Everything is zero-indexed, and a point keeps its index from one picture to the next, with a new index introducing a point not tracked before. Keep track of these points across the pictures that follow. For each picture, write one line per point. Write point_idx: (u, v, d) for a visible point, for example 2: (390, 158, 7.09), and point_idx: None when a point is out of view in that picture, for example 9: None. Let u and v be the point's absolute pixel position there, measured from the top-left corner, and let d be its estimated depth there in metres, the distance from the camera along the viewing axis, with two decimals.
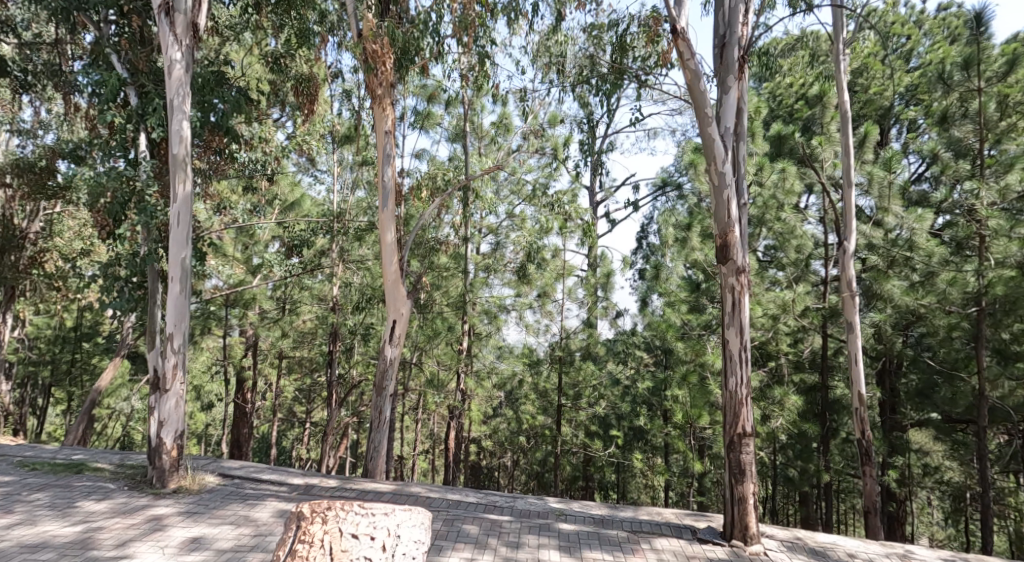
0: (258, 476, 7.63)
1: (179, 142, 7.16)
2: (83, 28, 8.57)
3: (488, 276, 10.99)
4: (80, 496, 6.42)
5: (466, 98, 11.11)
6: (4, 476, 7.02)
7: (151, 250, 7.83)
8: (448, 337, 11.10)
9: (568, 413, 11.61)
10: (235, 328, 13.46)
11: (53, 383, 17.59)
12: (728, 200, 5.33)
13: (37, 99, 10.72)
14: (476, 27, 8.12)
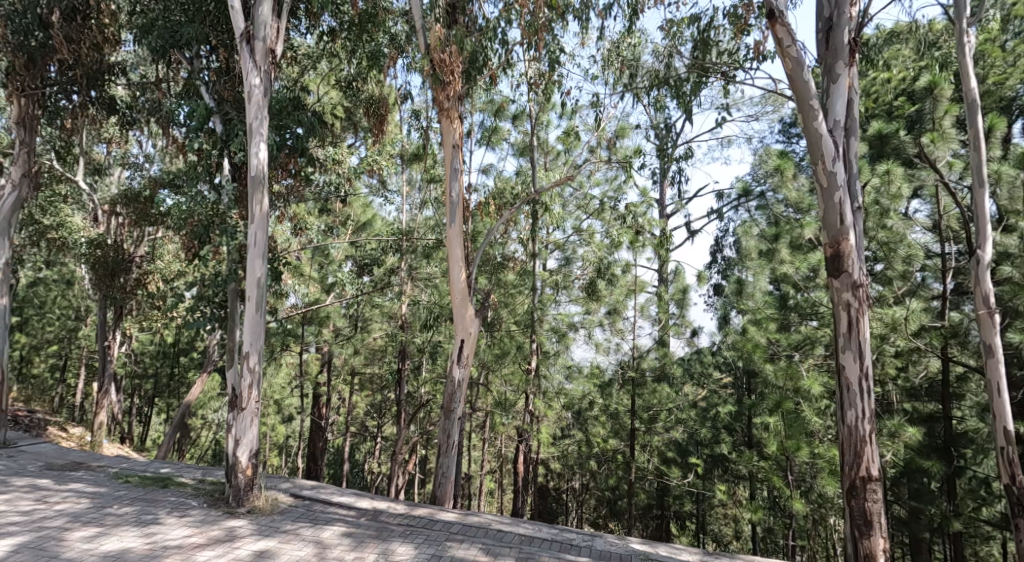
0: (328, 497, 7.45)
1: (257, 164, 7.33)
2: (179, 65, 9.07)
3: (556, 292, 10.57)
4: (164, 512, 6.70)
5: (533, 111, 10.77)
6: (98, 487, 7.36)
7: (231, 270, 8.18)
8: (517, 356, 10.64)
9: (642, 437, 10.72)
10: (312, 346, 13.67)
11: (152, 397, 18.45)
12: (839, 202, 5.10)
13: (144, 133, 10.96)
14: (546, 30, 7.90)
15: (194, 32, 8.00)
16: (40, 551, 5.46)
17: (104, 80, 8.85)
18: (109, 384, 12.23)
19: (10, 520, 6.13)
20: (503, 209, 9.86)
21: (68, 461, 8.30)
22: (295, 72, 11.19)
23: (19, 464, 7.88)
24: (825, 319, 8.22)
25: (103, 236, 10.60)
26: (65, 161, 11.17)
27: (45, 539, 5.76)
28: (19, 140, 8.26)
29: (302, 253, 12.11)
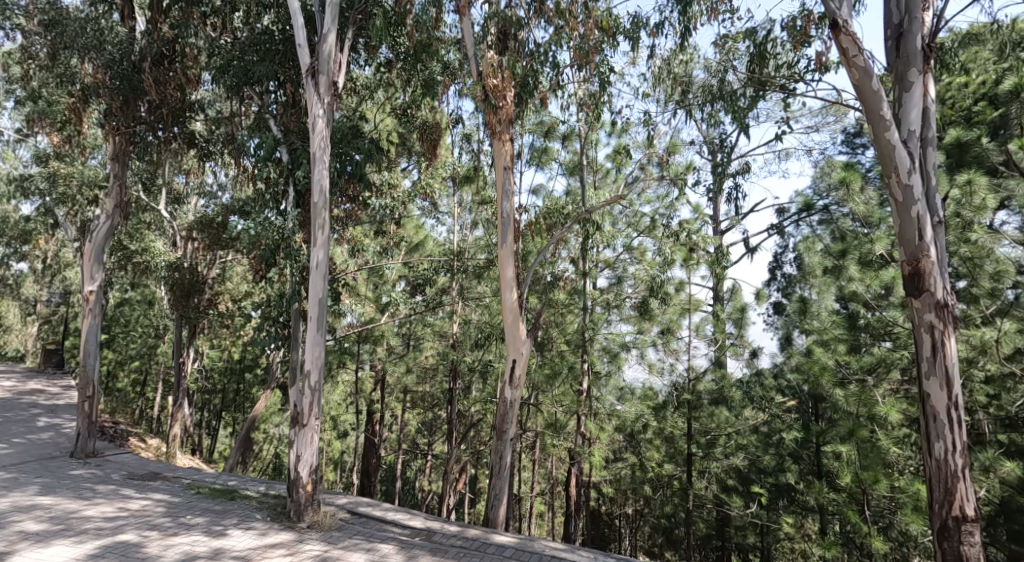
0: (383, 515, 7.77)
1: (319, 191, 7.83)
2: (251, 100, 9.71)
3: (607, 312, 10.48)
4: (231, 524, 7.11)
5: (582, 131, 10.97)
6: (172, 497, 7.86)
7: (295, 291, 8.72)
8: (569, 377, 10.74)
9: (699, 462, 10.78)
10: (367, 363, 14.13)
11: (220, 410, 19.39)
12: (916, 216, 5.26)
13: (218, 164, 11.66)
14: (596, 54, 8.15)
15: (265, 70, 8.63)
16: (121, 556, 5.92)
17: (184, 116, 9.52)
18: (182, 399, 12.97)
19: (95, 525, 6.63)
20: (553, 229, 9.79)
21: (148, 471, 8.88)
22: (353, 101, 11.76)
23: (105, 473, 8.50)
24: (898, 340, 8.00)
25: (179, 260, 11.36)
26: (150, 191, 12.13)
27: (128, 544, 6.22)
28: (113, 173, 9.05)
29: (358, 273, 12.61)
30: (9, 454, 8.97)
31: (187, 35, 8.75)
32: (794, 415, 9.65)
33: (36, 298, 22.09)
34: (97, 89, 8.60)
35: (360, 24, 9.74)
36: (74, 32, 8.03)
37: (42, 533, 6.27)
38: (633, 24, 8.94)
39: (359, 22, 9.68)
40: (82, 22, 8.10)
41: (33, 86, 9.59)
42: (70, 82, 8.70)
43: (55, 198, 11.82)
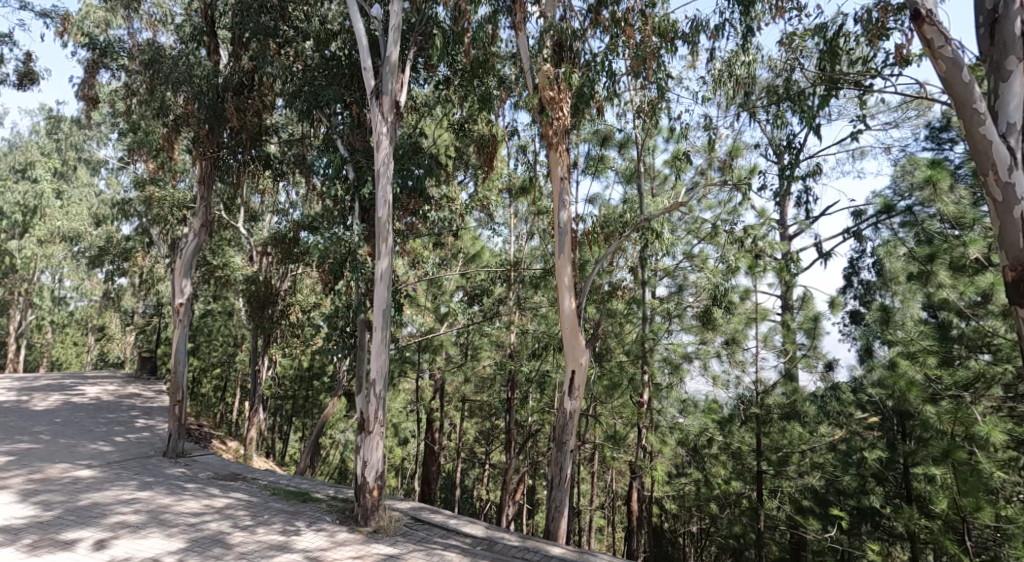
0: (445, 522, 8.06)
1: (383, 205, 8.28)
2: (319, 122, 10.28)
3: (667, 321, 10.57)
4: (304, 525, 7.56)
5: (639, 137, 10.85)
6: (251, 497, 8.40)
7: (360, 302, 9.20)
8: (630, 389, 10.54)
9: (771, 481, 10.33)
10: (426, 372, 14.64)
11: (290, 416, 20.32)
12: (1018, 218, 4.74)
13: (289, 182, 12.39)
14: (654, 59, 8.22)
15: (334, 93, 9.17)
16: (206, 551, 6.38)
17: (260, 140, 10.20)
18: (258, 405, 13.73)
19: (185, 519, 7.21)
20: (611, 238, 9.90)
21: (229, 472, 9.51)
22: (413, 119, 12.29)
23: (193, 472, 9.21)
24: (1000, 354, 7.36)
25: (255, 273, 12.40)
26: (231, 210, 13.01)
27: (214, 538, 6.75)
28: (199, 195, 9.79)
29: (419, 285, 13.08)
30: (111, 453, 9.83)
31: (266, 66, 9.52)
32: (877, 433, 9.42)
33: (130, 309, 23.94)
34: (187, 118, 9.45)
35: (421, 44, 10.21)
36: (166, 68, 8.99)
37: (140, 524, 6.87)
38: (691, 29, 9.00)
39: (420, 44, 10.15)
40: (176, 60, 9.09)
41: (131, 118, 10.55)
42: (164, 114, 9.55)
43: (149, 218, 13.19)
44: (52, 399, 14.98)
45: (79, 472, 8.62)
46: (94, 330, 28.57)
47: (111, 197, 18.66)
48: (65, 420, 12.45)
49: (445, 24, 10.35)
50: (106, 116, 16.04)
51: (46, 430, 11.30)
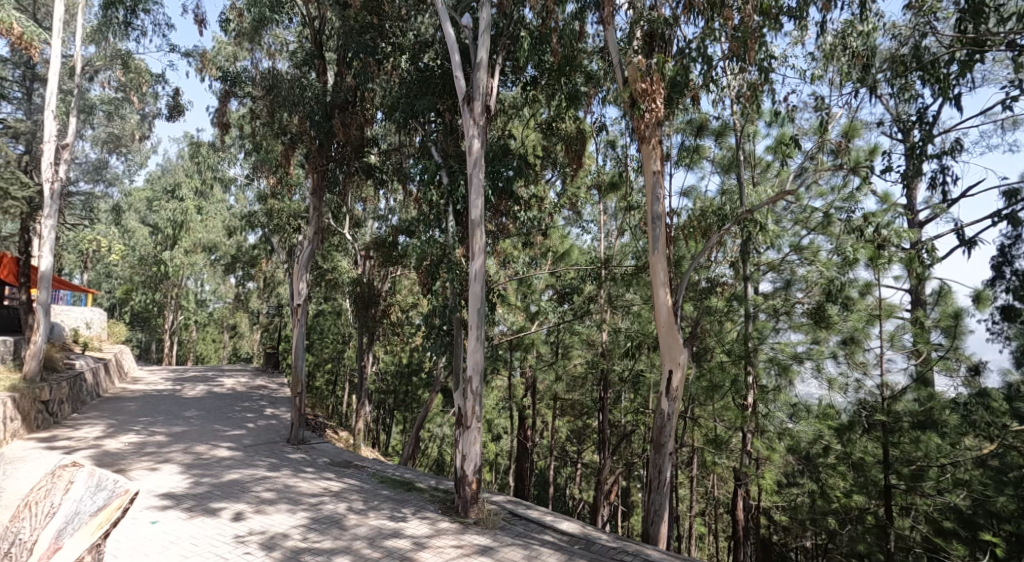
0: (542, 518, 8.31)
1: (475, 208, 8.67)
2: (415, 132, 10.83)
3: (773, 319, 9.77)
4: (410, 512, 8.06)
5: (737, 123, 9.89)
6: (362, 484, 9.03)
7: (456, 303, 9.74)
8: (732, 391, 10.07)
9: (902, 497, 8.82)
10: (517, 369, 15.13)
11: (394, 411, 21.34)
12: None
13: (389, 190, 13.15)
14: (756, 41, 8.02)
15: (428, 103, 9.71)
16: (325, 530, 7.02)
17: (360, 152, 10.90)
18: (364, 400, 14.56)
19: (312, 496, 8.10)
20: (708, 231, 9.49)
21: (343, 459, 10.28)
22: (501, 122, 12.65)
23: (313, 458, 10.08)
24: None
25: (360, 275, 13.14)
26: (338, 218, 13.99)
27: (333, 518, 7.43)
28: (312, 205, 10.61)
29: (509, 285, 13.50)
30: (246, 439, 11.01)
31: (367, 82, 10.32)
32: None
33: (257, 311, 26.22)
34: (302, 135, 10.36)
35: (508, 47, 10.55)
36: (289, 93, 10.03)
37: (271, 502, 7.70)
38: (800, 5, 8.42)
39: (508, 47, 10.49)
40: (293, 84, 10.16)
41: (256, 138, 11.72)
42: (283, 134, 10.53)
43: (271, 227, 14.49)
44: (198, 388, 16.91)
45: (221, 454, 9.77)
46: (230, 330, 31.50)
47: (240, 209, 20.59)
48: (208, 407, 14.03)
49: (531, 26, 10.57)
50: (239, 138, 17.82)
51: (195, 415, 12.84)
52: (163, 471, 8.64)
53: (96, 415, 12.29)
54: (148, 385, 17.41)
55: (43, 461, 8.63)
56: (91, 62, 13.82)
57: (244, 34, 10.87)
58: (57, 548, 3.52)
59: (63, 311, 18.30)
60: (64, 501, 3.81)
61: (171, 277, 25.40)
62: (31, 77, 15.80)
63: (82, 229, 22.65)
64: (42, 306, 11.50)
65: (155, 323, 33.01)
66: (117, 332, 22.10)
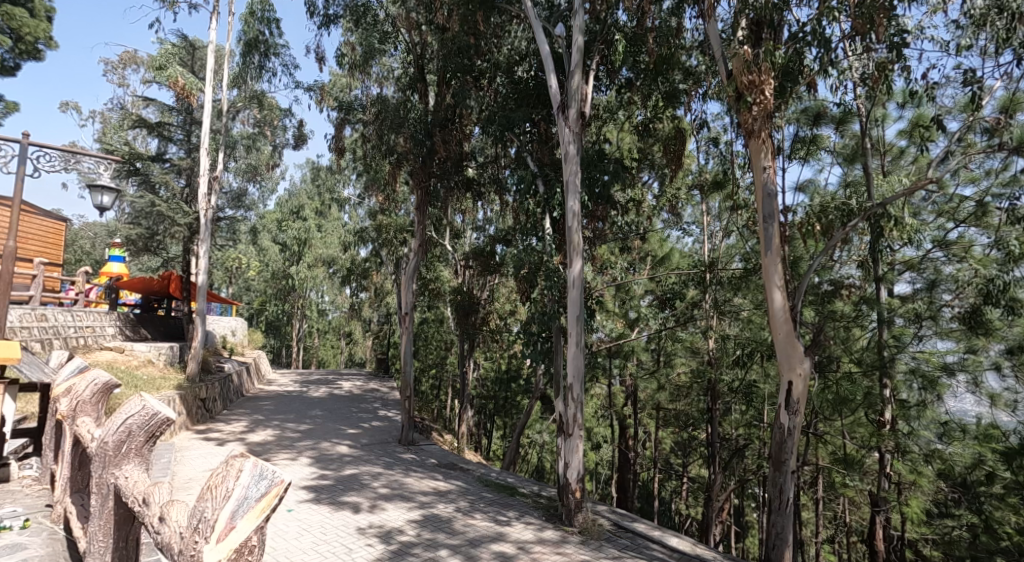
0: (648, 532, 7.81)
1: (571, 216, 8.35)
2: (509, 143, 10.65)
3: (915, 325, 8.61)
4: (513, 517, 7.87)
5: (862, 108, 9.01)
6: (466, 487, 8.93)
7: (554, 310, 9.39)
8: (868, 406, 8.85)
9: None
10: (618, 377, 14.69)
11: (495, 417, 21.35)
12: None
13: (486, 201, 13.16)
14: (884, 21, 7.18)
15: (523, 114, 9.49)
16: (437, 530, 7.13)
17: (459, 167, 10.99)
18: (466, 407, 14.55)
19: (425, 496, 8.25)
20: (830, 229, 8.32)
21: (450, 461, 10.30)
22: (594, 127, 12.29)
23: (422, 458, 10.23)
24: None
25: (460, 285, 13.11)
26: (439, 230, 14.23)
27: (439, 520, 7.44)
28: (416, 220, 10.74)
29: (607, 291, 13.19)
30: (363, 438, 11.39)
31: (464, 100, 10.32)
32: None
33: (369, 319, 27.31)
34: (407, 155, 10.58)
35: (603, 52, 10.27)
36: (395, 115, 10.19)
37: (380, 501, 7.87)
38: None
39: (602, 52, 10.18)
40: (399, 107, 10.42)
41: (366, 160, 12.07)
42: (388, 155, 10.83)
43: (379, 241, 15.06)
44: (320, 389, 17.82)
45: (343, 450, 10.25)
46: (345, 337, 33.07)
47: (353, 227, 21.65)
48: (330, 406, 14.74)
49: (626, 28, 10.18)
50: (352, 160, 18.74)
51: (320, 413, 13.52)
52: (296, 463, 9.27)
53: (240, 411, 13.38)
54: (281, 385, 18.67)
55: (207, 450, 9.52)
56: (234, 104, 15.23)
57: (355, 66, 11.48)
58: (230, 537, 3.02)
59: (215, 320, 19.65)
60: (234, 488, 3.10)
61: (296, 289, 27.20)
62: (191, 124, 16.09)
63: (225, 248, 24.88)
64: (199, 314, 12.54)
65: (284, 331, 35.42)
66: (253, 339, 24.04)
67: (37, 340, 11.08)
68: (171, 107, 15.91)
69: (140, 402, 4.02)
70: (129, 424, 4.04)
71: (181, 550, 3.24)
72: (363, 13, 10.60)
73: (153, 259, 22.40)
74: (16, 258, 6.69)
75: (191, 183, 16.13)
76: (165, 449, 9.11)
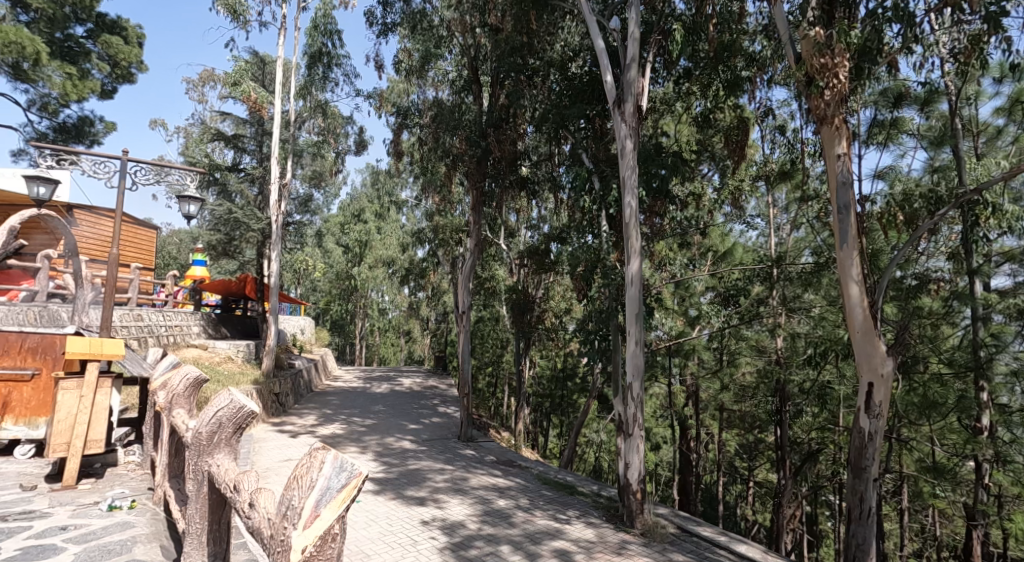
0: (713, 536, 7.39)
1: (628, 211, 8.06)
2: (564, 140, 10.41)
3: (1016, 322, 7.84)
4: (572, 515, 7.62)
5: (951, 87, 8.32)
6: (525, 484, 8.73)
7: (612, 308, 9.04)
8: (960, 409, 8.22)
9: None
10: (678, 376, 14.22)
11: (552, 416, 21.12)
12: None
13: (540, 199, 12.95)
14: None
15: (578, 111, 9.27)
16: (499, 524, 7.05)
17: (511, 168, 10.81)
18: (524, 405, 14.35)
19: (485, 492, 8.12)
20: (915, 219, 7.86)
21: (508, 458, 10.13)
22: (651, 121, 11.86)
23: (481, 455, 10.11)
24: None
25: (516, 284, 12.90)
26: (494, 230, 14.14)
27: (499, 516, 7.29)
28: (473, 221, 10.64)
29: (665, 288, 12.73)
30: (424, 433, 11.39)
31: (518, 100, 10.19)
32: None
33: (427, 318, 27.55)
34: (462, 156, 10.60)
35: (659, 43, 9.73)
36: (450, 117, 10.47)
37: (438, 496, 7.79)
38: None
39: (660, 43, 9.72)
40: (453, 109, 10.65)
41: (422, 163, 12.11)
42: (443, 157, 10.87)
43: (436, 241, 15.12)
44: (382, 385, 18.05)
45: (406, 445, 10.27)
46: (404, 336, 33.51)
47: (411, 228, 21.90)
48: (392, 402, 14.87)
49: (684, 16, 9.72)
50: (409, 163, 18.92)
51: (382, 409, 13.63)
52: (361, 457, 9.33)
53: (313, 404, 13.73)
54: (346, 381, 19.05)
55: (283, 442, 9.74)
56: (300, 114, 15.76)
57: (412, 72, 11.62)
58: (315, 525, 2.94)
59: (286, 319, 20.32)
60: (318, 478, 3.04)
61: (358, 289, 27.80)
62: (263, 135, 16.68)
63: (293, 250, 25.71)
64: (272, 315, 12.95)
65: (348, 330, 36.22)
66: (321, 338, 24.70)
67: (135, 338, 11.54)
68: (245, 120, 16.47)
69: (229, 394, 4.05)
70: (220, 416, 4.02)
71: (270, 538, 3.16)
72: (419, 19, 10.78)
73: (230, 262, 23.48)
74: (118, 263, 7.80)
75: (263, 191, 16.78)
76: (243, 440, 9.41)
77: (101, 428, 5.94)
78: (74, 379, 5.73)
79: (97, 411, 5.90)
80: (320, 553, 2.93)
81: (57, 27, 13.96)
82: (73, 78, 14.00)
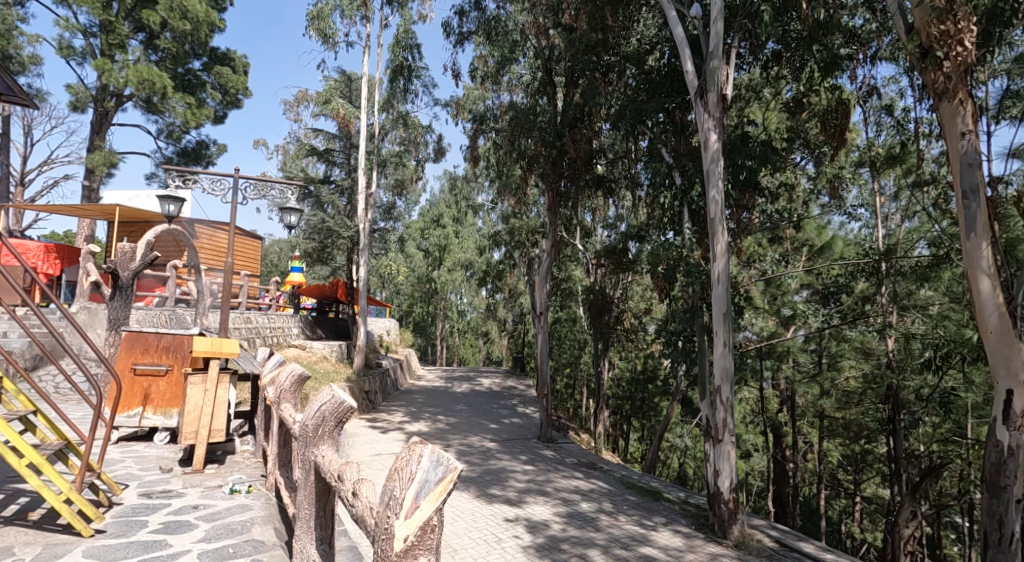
0: (816, 552, 6.61)
1: (713, 204, 7.34)
2: (642, 136, 9.83)
3: None
4: (658, 522, 7.05)
5: None
6: (606, 488, 8.22)
7: (698, 306, 8.34)
8: None
9: None
10: (770, 381, 13.24)
11: (631, 421, 20.36)
12: None
13: (617, 198, 12.41)
14: None
15: (656, 106, 8.43)
16: (582, 525, 6.60)
17: (587, 165, 10.27)
18: (603, 407, 13.75)
19: (569, 493, 7.70)
20: None
21: (588, 461, 9.64)
22: (736, 109, 11.01)
23: (561, 456, 9.67)
24: None
25: (593, 286, 12.30)
26: (570, 230, 13.68)
27: (584, 518, 6.85)
28: (549, 222, 10.16)
29: (755, 286, 11.79)
30: (504, 432, 11.08)
31: (594, 97, 9.52)
32: None
33: (505, 319, 27.33)
34: (538, 157, 10.35)
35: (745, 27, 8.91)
36: (524, 118, 10.23)
37: (518, 496, 7.44)
38: None
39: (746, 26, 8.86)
40: (528, 111, 10.38)
41: (498, 167, 11.81)
42: (521, 160, 10.63)
43: (512, 244, 14.87)
44: (463, 385, 17.96)
45: (488, 444, 10.00)
46: (483, 337, 33.48)
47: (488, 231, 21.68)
48: (473, 401, 14.70)
49: None
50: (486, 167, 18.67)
51: (463, 408, 13.46)
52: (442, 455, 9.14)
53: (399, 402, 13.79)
54: (429, 380, 19.10)
55: (372, 437, 9.65)
56: (384, 127, 15.87)
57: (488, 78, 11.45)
58: (416, 515, 2.55)
59: (373, 320, 20.74)
60: (417, 470, 2.65)
61: (439, 292, 28.01)
62: (351, 148, 16.94)
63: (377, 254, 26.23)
64: (360, 316, 12.87)
65: (428, 332, 36.66)
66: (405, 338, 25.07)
67: (246, 339, 11.91)
68: (335, 136, 16.81)
69: (331, 389, 3.89)
70: (323, 410, 3.84)
71: (373, 525, 2.86)
72: (494, 26, 10.52)
73: (322, 269, 24.27)
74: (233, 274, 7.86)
75: (353, 201, 17.12)
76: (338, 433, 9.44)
77: (223, 418, 5.98)
78: (199, 376, 5.74)
79: (218, 403, 5.90)
80: (421, 544, 2.55)
81: (180, 64, 14.58)
82: (192, 107, 14.72)
